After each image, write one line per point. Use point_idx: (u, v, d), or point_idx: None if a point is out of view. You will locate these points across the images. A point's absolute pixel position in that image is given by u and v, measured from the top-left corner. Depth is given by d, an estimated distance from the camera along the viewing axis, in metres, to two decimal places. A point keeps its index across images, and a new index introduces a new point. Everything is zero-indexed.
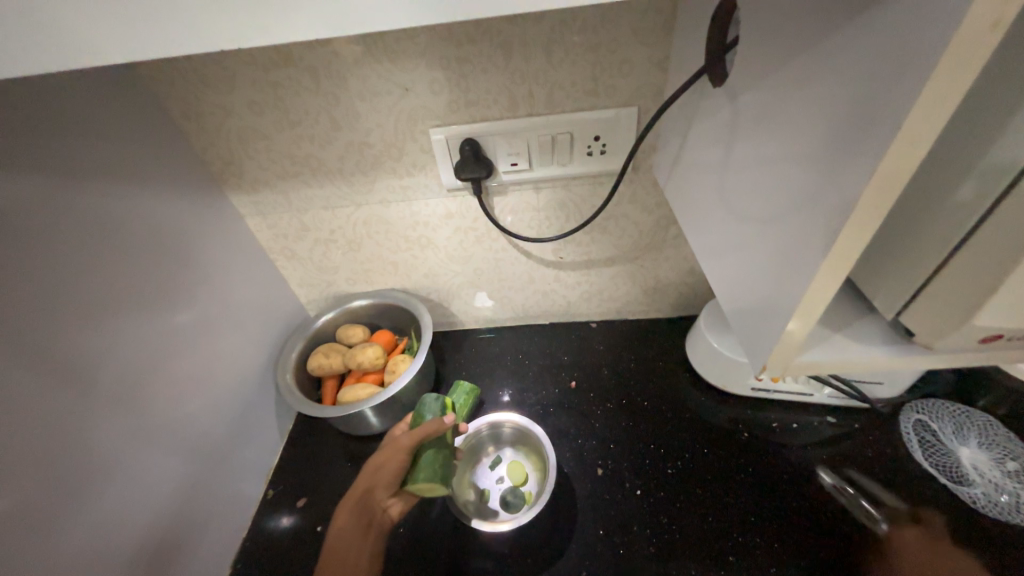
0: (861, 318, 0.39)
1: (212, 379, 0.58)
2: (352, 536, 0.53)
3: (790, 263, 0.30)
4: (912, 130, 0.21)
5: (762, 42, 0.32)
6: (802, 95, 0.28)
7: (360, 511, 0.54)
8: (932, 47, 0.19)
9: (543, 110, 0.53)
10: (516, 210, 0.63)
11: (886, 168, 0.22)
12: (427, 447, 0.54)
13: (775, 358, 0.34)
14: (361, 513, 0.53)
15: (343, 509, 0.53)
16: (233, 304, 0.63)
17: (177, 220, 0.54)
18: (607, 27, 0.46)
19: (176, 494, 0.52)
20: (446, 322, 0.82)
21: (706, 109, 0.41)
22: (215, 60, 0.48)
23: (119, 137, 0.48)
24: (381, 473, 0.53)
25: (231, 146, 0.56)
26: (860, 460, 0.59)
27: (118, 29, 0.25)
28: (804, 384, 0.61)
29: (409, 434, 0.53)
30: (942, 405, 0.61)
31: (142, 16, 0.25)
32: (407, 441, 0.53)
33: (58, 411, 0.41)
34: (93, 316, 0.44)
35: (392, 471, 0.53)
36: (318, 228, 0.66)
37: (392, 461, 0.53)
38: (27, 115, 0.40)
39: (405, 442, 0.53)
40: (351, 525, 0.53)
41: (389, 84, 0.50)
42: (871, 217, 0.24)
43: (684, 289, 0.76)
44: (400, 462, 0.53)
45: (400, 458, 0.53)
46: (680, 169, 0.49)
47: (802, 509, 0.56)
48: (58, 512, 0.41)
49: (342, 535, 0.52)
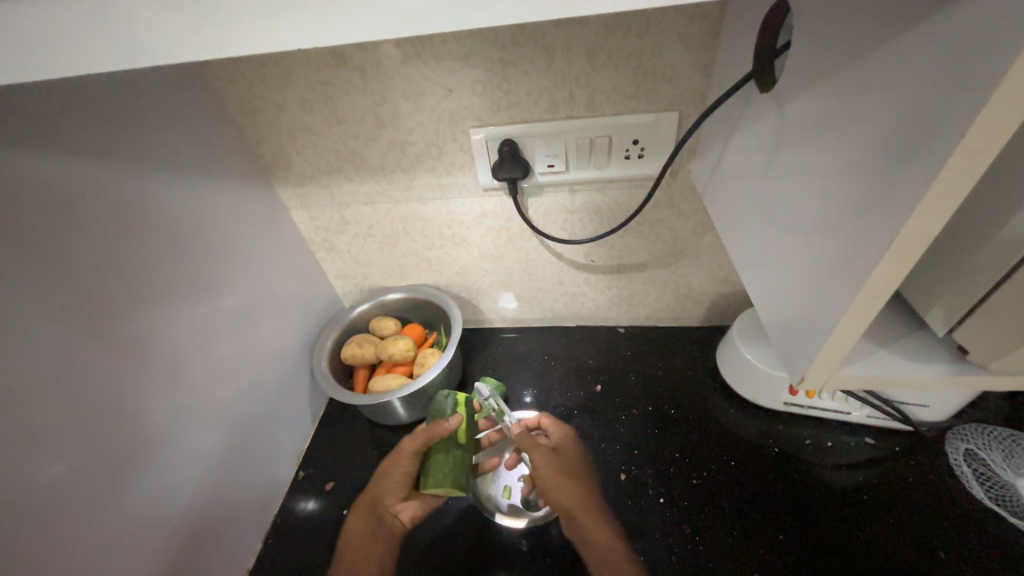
0: (910, 335, 0.37)
1: (252, 362, 0.61)
2: (363, 541, 0.59)
3: (834, 273, 0.29)
4: (975, 140, 0.20)
5: (814, 47, 0.31)
6: (855, 101, 0.27)
7: (372, 516, 0.60)
8: (1001, 52, 0.19)
9: (582, 113, 0.53)
10: (550, 211, 0.63)
11: (945, 179, 0.21)
12: (438, 450, 0.57)
13: (816, 370, 0.33)
14: (372, 518, 0.60)
15: (357, 514, 0.61)
16: (276, 291, 0.66)
17: (229, 209, 0.58)
18: (651, 31, 0.46)
19: (215, 469, 0.55)
20: (474, 319, 0.83)
21: (751, 115, 0.41)
22: (273, 60, 0.51)
23: (182, 130, 0.52)
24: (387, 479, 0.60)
25: (282, 141, 0.59)
26: (900, 485, 0.56)
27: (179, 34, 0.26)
28: (842, 402, 0.59)
29: (409, 440, 0.60)
30: (990, 432, 0.57)
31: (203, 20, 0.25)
32: (409, 447, 0.60)
33: (117, 382, 0.44)
34: (151, 295, 0.47)
35: (398, 476, 0.59)
36: (357, 223, 0.68)
37: (396, 466, 0.60)
38: (102, 107, 0.43)
39: (407, 448, 0.60)
40: (364, 531, 0.60)
41: (433, 85, 0.52)
42: (927, 229, 0.23)
43: (717, 298, 0.74)
44: (403, 467, 0.59)
45: (404, 463, 0.59)
46: (721, 175, 0.48)
47: (834, 531, 0.53)
48: (114, 476, 0.44)
49: (355, 537, 0.59)
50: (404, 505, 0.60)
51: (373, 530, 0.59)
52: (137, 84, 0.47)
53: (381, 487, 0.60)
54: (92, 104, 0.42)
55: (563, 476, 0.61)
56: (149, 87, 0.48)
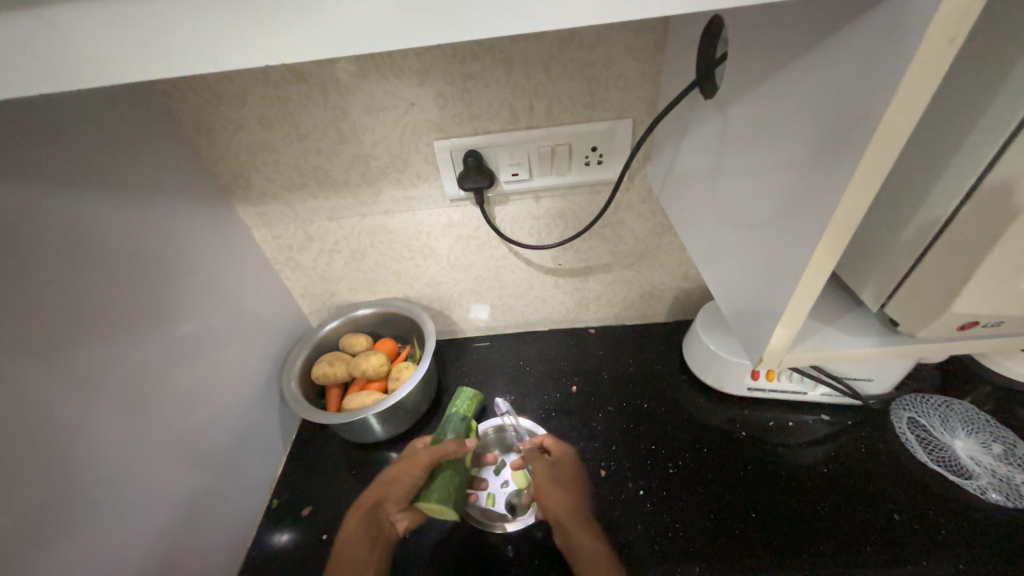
0: (849, 314, 0.41)
1: (216, 388, 0.58)
2: (358, 548, 0.55)
3: (781, 260, 0.32)
4: (887, 132, 0.23)
5: (747, 58, 0.35)
6: (787, 104, 0.31)
7: (371, 522, 0.57)
8: (901, 58, 0.22)
9: (542, 123, 0.55)
10: (516, 218, 0.65)
11: (865, 168, 0.24)
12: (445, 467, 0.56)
13: (771, 351, 0.35)
14: (371, 524, 0.56)
15: (356, 518, 0.57)
16: (239, 313, 0.64)
17: (185, 230, 0.55)
18: (603, 44, 0.49)
19: (180, 504, 0.52)
20: (447, 330, 0.83)
21: (697, 120, 0.44)
22: (228, 77, 0.51)
23: (131, 150, 0.50)
24: (394, 486, 0.57)
25: (241, 159, 0.58)
26: (854, 456, 0.61)
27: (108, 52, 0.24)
28: (798, 383, 0.63)
29: (426, 451, 0.58)
30: (925, 401, 0.64)
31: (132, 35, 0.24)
32: (425, 459, 0.58)
33: (69, 419, 0.41)
34: (103, 324, 0.45)
35: (405, 484, 0.56)
36: (323, 239, 0.67)
37: (407, 475, 0.57)
38: (44, 129, 0.41)
39: (423, 459, 0.58)
40: (360, 536, 0.56)
41: (395, 98, 0.53)
42: (853, 213, 0.26)
43: (679, 293, 0.78)
44: (413, 477, 0.56)
45: (414, 473, 0.57)
46: (674, 177, 0.51)
47: (800, 504, 0.57)
48: (68, 520, 0.40)
49: (350, 542, 0.55)
50: (403, 516, 0.57)
51: (369, 538, 0.56)
52: (82, 103, 0.44)
53: (386, 493, 0.57)
54: (32, 124, 0.40)
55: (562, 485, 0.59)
56: (95, 106, 0.46)
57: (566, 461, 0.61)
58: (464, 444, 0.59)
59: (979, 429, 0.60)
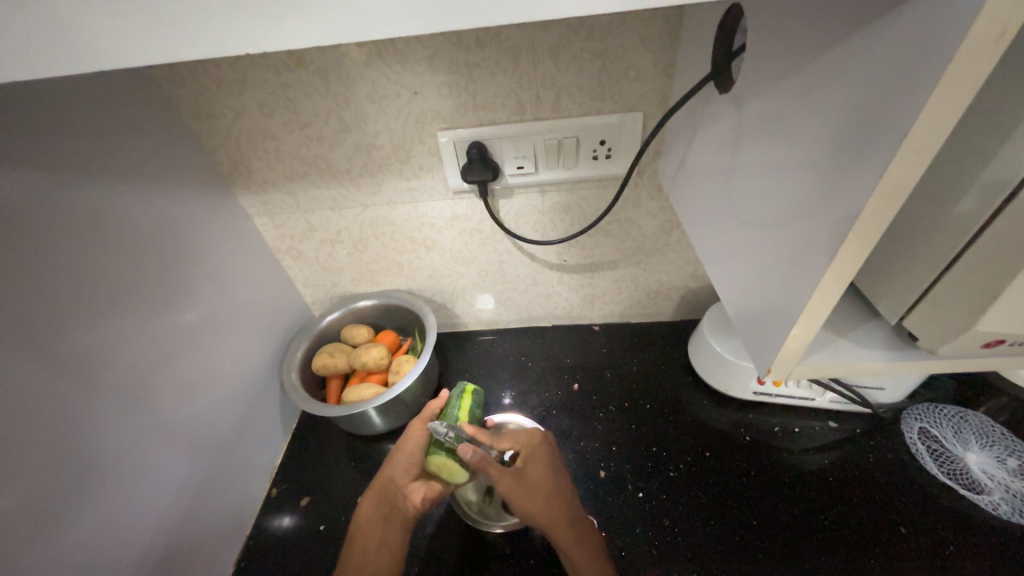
0: (863, 324, 0.39)
1: (218, 378, 0.58)
2: (373, 528, 0.53)
3: (795, 268, 0.30)
4: (918, 138, 0.21)
5: (768, 50, 0.32)
6: (809, 104, 0.29)
7: (384, 500, 0.55)
8: (935, 60, 0.20)
9: (550, 115, 0.53)
10: (521, 212, 0.63)
11: (891, 177, 0.23)
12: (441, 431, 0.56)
13: (782, 360, 0.34)
14: (382, 503, 0.55)
15: (366, 499, 0.55)
16: (241, 303, 0.63)
17: (187, 216, 0.55)
18: (614, 33, 0.47)
19: (180, 491, 0.52)
20: (450, 323, 0.82)
21: (712, 114, 0.42)
22: (228, 62, 0.49)
23: (133, 136, 0.49)
24: (398, 461, 0.57)
25: (242, 147, 0.57)
26: (862, 466, 0.59)
27: (87, 35, 0.23)
28: (806, 389, 0.61)
29: (419, 418, 0.60)
30: (939, 411, 0.62)
31: (108, 20, 0.23)
32: (420, 426, 0.59)
33: (67, 407, 0.41)
34: (101, 314, 0.44)
35: (408, 454, 0.57)
36: (325, 229, 0.67)
37: (408, 443, 0.58)
38: (46, 116, 0.41)
39: (417, 427, 0.59)
40: (373, 516, 0.54)
41: (399, 87, 0.51)
42: (875, 223, 0.24)
43: (687, 292, 0.76)
44: (416, 444, 0.57)
45: (415, 441, 0.58)
46: (685, 174, 0.49)
47: (803, 513, 0.55)
48: (69, 509, 0.41)
49: (363, 524, 0.53)
50: (416, 486, 0.56)
51: (383, 514, 0.54)
52: (85, 88, 0.44)
53: (392, 468, 0.57)
54: (33, 107, 0.40)
55: (536, 491, 0.53)
56: (97, 90, 0.45)
57: (536, 455, 0.56)
58: (440, 396, 0.61)
59: (995, 442, 0.58)
